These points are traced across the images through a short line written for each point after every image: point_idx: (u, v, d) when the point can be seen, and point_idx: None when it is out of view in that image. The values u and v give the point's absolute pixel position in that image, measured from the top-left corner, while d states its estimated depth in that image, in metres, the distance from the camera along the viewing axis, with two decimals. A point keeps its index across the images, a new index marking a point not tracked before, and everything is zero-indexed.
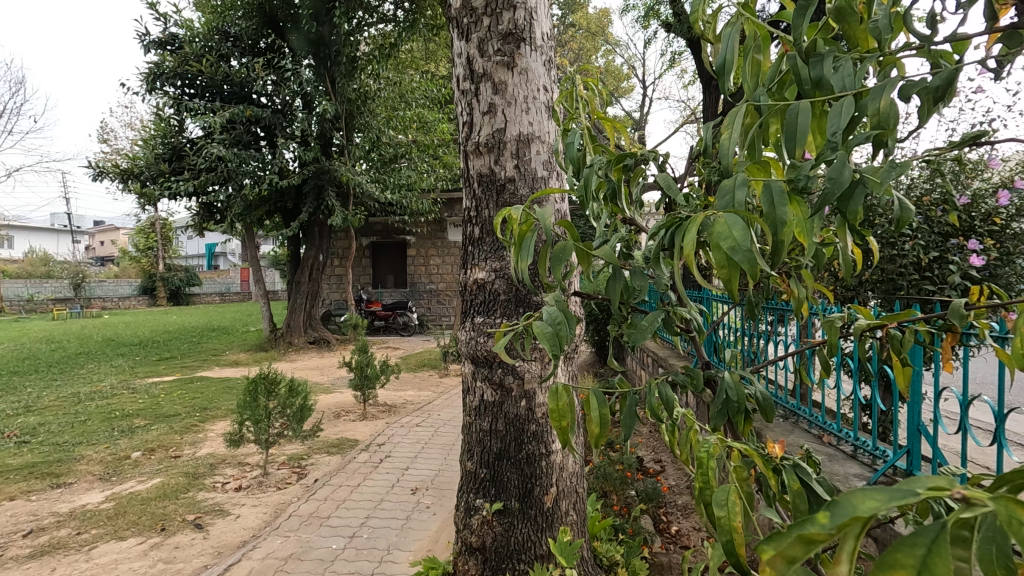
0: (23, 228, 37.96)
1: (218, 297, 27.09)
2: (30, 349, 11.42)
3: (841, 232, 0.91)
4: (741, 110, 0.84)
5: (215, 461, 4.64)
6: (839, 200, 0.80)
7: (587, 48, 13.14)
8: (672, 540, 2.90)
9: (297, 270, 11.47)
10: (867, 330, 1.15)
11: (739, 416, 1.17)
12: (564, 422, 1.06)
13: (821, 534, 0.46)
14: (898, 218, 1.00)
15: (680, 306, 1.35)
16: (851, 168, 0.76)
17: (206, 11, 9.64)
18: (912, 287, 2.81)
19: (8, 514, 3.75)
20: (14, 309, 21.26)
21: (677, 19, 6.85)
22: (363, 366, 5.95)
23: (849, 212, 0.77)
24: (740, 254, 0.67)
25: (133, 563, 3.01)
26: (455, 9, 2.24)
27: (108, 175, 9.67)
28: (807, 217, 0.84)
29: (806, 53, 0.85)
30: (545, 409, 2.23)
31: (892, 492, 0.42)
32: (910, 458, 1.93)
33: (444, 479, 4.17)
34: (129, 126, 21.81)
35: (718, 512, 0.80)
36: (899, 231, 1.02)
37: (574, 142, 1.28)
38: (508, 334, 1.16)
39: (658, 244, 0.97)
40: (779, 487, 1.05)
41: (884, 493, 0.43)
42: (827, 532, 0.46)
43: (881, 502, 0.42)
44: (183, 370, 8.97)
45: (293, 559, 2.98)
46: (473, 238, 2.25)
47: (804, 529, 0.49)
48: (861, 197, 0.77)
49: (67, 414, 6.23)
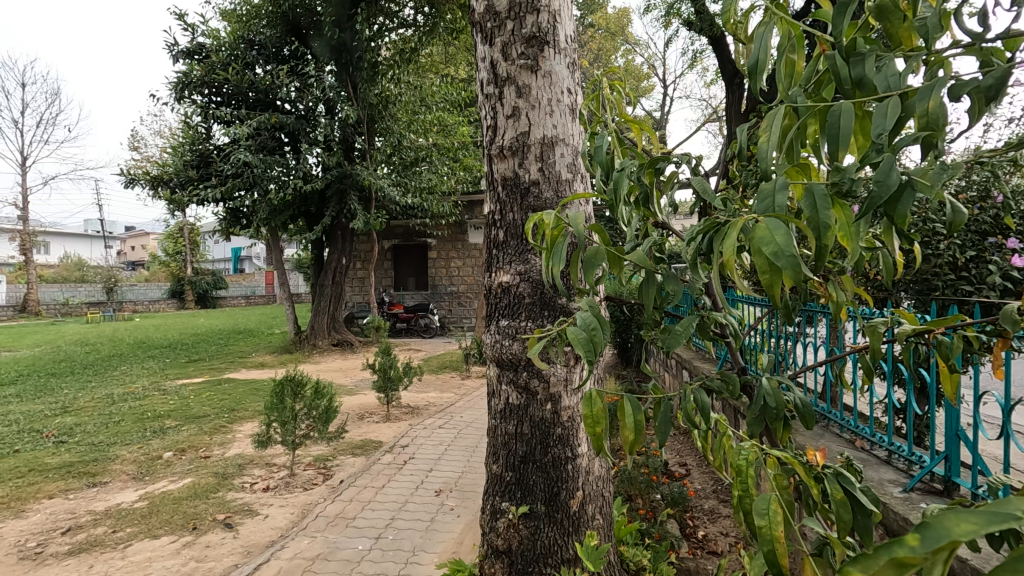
0: (58, 233, 39.25)
1: (244, 301, 27.72)
2: (66, 352, 11.77)
3: (887, 236, 0.89)
4: (780, 112, 0.82)
5: (243, 462, 4.73)
6: (886, 205, 0.77)
7: (606, 48, 13.09)
8: (699, 545, 2.86)
9: (321, 273, 11.65)
10: (912, 336, 1.12)
11: (777, 423, 1.15)
12: (598, 428, 1.06)
13: (913, 557, 0.49)
14: (950, 221, 0.97)
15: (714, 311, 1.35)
16: (898, 170, 0.73)
17: (231, 21, 9.91)
18: (947, 287, 2.73)
19: (47, 512, 3.87)
20: (50, 313, 21.96)
21: (699, 17, 6.80)
22: (386, 368, 6.02)
23: (896, 216, 0.74)
24: (784, 258, 0.66)
25: (166, 561, 3.09)
26: (478, 13, 2.26)
27: (139, 182, 9.96)
28: (852, 221, 0.81)
29: (846, 53, 0.83)
30: (571, 412, 2.22)
31: (988, 518, 0.45)
32: (949, 465, 1.87)
33: (469, 480, 4.19)
34: (159, 134, 22.47)
35: (759, 521, 0.80)
36: (948, 235, 0.99)
37: (603, 146, 1.28)
38: (541, 340, 1.16)
39: (695, 248, 0.95)
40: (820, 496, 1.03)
41: (977, 519, 0.46)
42: (920, 556, 0.48)
43: (980, 526, 0.44)
44: (211, 372, 9.16)
45: (320, 559, 3.02)
46: (498, 242, 2.26)
47: (894, 551, 0.51)
48: (910, 200, 0.74)
49: (101, 415, 6.41)
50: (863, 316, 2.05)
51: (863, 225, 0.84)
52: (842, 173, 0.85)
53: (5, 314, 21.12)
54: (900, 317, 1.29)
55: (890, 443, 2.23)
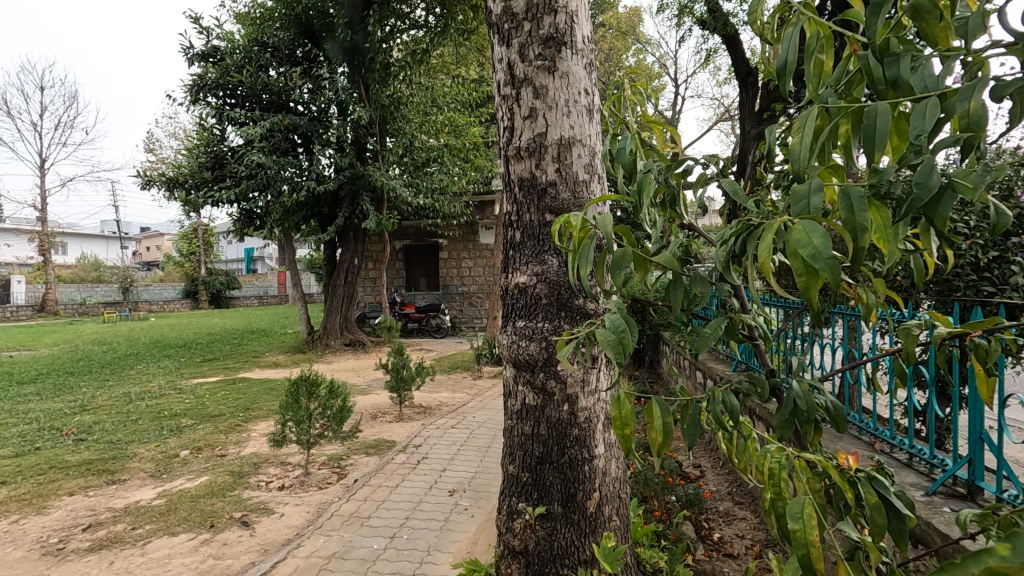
0: (75, 233, 39.85)
1: (257, 301, 27.98)
2: (84, 351, 11.96)
3: (927, 237, 0.88)
4: (814, 112, 0.82)
5: (259, 461, 4.77)
6: (925, 208, 0.77)
7: (617, 48, 13.05)
8: (715, 547, 2.82)
9: (333, 274, 11.73)
10: (946, 339, 1.11)
11: (809, 426, 1.14)
12: (627, 430, 1.11)
13: (1009, 565, 0.63)
14: (993, 224, 0.96)
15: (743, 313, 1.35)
16: (939, 174, 0.74)
17: (245, 24, 10.03)
18: (969, 288, 2.69)
19: (69, 509, 3.93)
20: (68, 313, 22.28)
21: (712, 15, 6.76)
22: (399, 368, 6.05)
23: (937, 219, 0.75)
24: (821, 261, 0.67)
25: (184, 558, 3.12)
26: (496, 15, 2.27)
27: (156, 183, 10.10)
28: (888, 223, 0.82)
29: (880, 53, 0.83)
30: (587, 413, 2.21)
31: None
32: (972, 468, 1.85)
33: (483, 481, 4.19)
34: (173, 135, 22.72)
35: (794, 525, 0.84)
36: (992, 238, 0.98)
37: (625, 147, 1.28)
38: (571, 343, 1.26)
39: (728, 251, 0.96)
40: (855, 500, 1.03)
41: None
42: (1013, 564, 0.63)
43: None
44: (226, 371, 9.25)
45: (336, 558, 3.04)
46: (514, 243, 2.26)
47: (985, 560, 0.65)
48: (952, 203, 0.74)
49: (119, 414, 6.50)
50: (896, 318, 1.98)
51: (900, 227, 0.84)
52: (881, 176, 0.85)
53: (25, 313, 21.46)
54: (932, 319, 1.30)
55: (910, 445, 2.21)
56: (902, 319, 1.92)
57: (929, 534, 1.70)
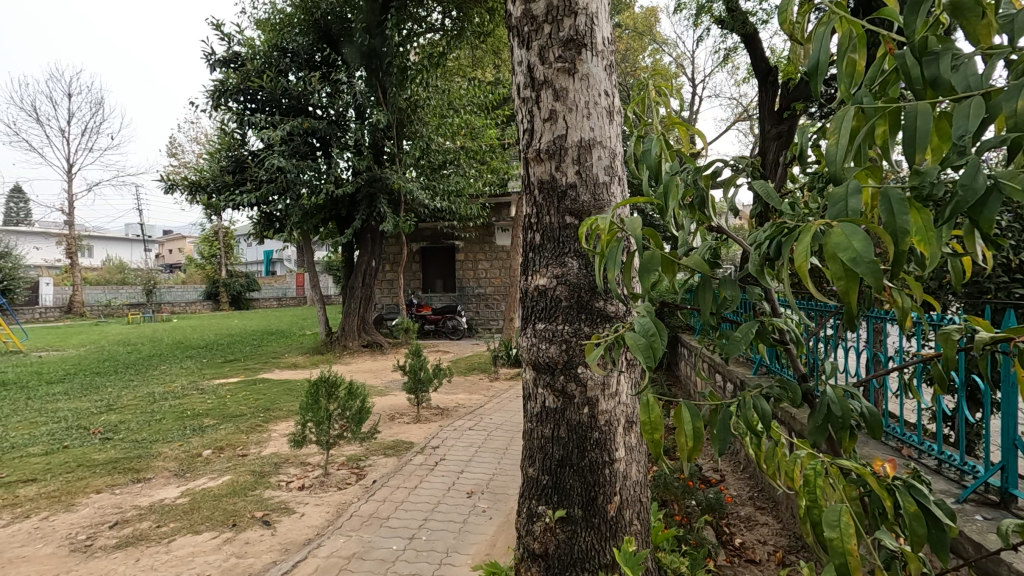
0: (101, 237, 40.89)
1: (276, 302, 28.38)
2: (110, 351, 12.22)
3: (969, 239, 0.87)
4: (850, 113, 0.81)
5: (279, 461, 4.83)
6: (968, 211, 0.76)
7: (633, 48, 13.01)
8: (736, 553, 2.78)
9: (351, 276, 11.84)
10: (989, 343, 1.09)
11: (844, 432, 1.13)
12: (657, 434, 1.12)
13: None
14: None
15: (773, 316, 1.33)
16: (983, 175, 0.73)
17: (265, 30, 10.20)
18: (1000, 290, 2.61)
19: (96, 506, 4.02)
20: (94, 314, 22.81)
21: (731, 15, 6.69)
22: (417, 370, 6.07)
23: (982, 221, 0.74)
24: (863, 265, 0.67)
25: (208, 556, 3.17)
26: (516, 18, 2.27)
27: (179, 187, 10.32)
28: (931, 225, 0.81)
29: (919, 52, 0.82)
30: (608, 416, 2.20)
31: None
32: (1006, 476, 1.79)
33: (501, 483, 4.19)
34: (196, 139, 23.17)
35: (831, 533, 0.87)
36: None
37: (651, 149, 1.28)
38: (601, 347, 1.27)
39: (761, 255, 0.96)
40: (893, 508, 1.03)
41: None
42: None
43: None
44: (246, 372, 9.39)
45: (356, 558, 3.06)
46: (534, 245, 2.25)
47: None
48: (997, 205, 0.73)
49: (143, 414, 6.62)
50: (931, 321, 1.90)
51: (943, 229, 0.84)
52: (920, 177, 0.85)
53: (52, 314, 22.03)
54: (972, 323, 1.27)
55: (940, 451, 2.14)
56: (939, 322, 1.84)
57: (961, 543, 1.63)
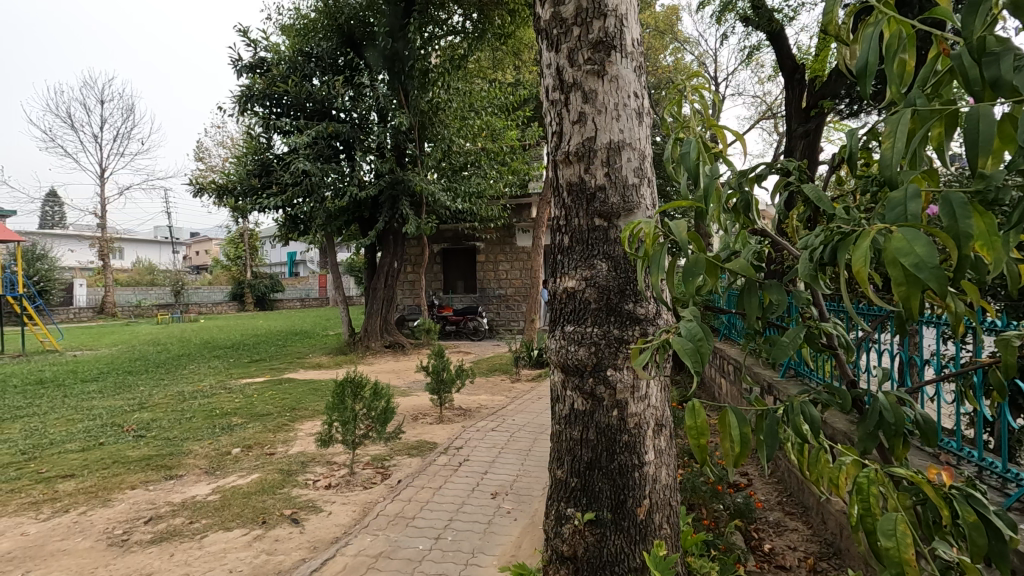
0: (133, 238, 42.03)
1: (298, 302, 28.84)
2: (141, 351, 12.54)
3: None
4: (906, 116, 0.82)
5: (306, 460, 4.90)
6: None
7: (655, 47, 12.89)
8: (767, 559, 2.73)
9: (374, 278, 11.95)
10: None
11: (897, 439, 1.12)
12: (702, 439, 1.13)
13: None
14: None
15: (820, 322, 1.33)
16: None
17: (290, 36, 10.41)
18: None
19: (132, 502, 4.13)
20: (125, 314, 23.43)
21: (756, 13, 6.57)
22: (439, 371, 6.10)
23: None
24: (925, 271, 0.69)
25: (239, 553, 3.23)
26: (545, 21, 2.27)
27: (207, 191, 10.56)
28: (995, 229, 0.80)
29: (976, 53, 0.82)
30: (638, 419, 2.18)
31: None
32: None
33: (524, 484, 4.19)
34: (222, 143, 23.61)
35: (887, 543, 0.87)
36: None
37: (690, 151, 1.27)
38: (646, 351, 1.28)
39: (815, 260, 0.96)
40: (948, 517, 1.02)
41: None
42: None
43: None
44: (272, 372, 9.56)
45: (383, 557, 3.09)
46: (563, 247, 2.25)
47: None
48: None
49: (175, 412, 6.78)
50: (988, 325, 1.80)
51: (1007, 234, 0.84)
52: (985, 182, 0.85)
53: (86, 315, 22.68)
54: None
55: (980, 458, 2.08)
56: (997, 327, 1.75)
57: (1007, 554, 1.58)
